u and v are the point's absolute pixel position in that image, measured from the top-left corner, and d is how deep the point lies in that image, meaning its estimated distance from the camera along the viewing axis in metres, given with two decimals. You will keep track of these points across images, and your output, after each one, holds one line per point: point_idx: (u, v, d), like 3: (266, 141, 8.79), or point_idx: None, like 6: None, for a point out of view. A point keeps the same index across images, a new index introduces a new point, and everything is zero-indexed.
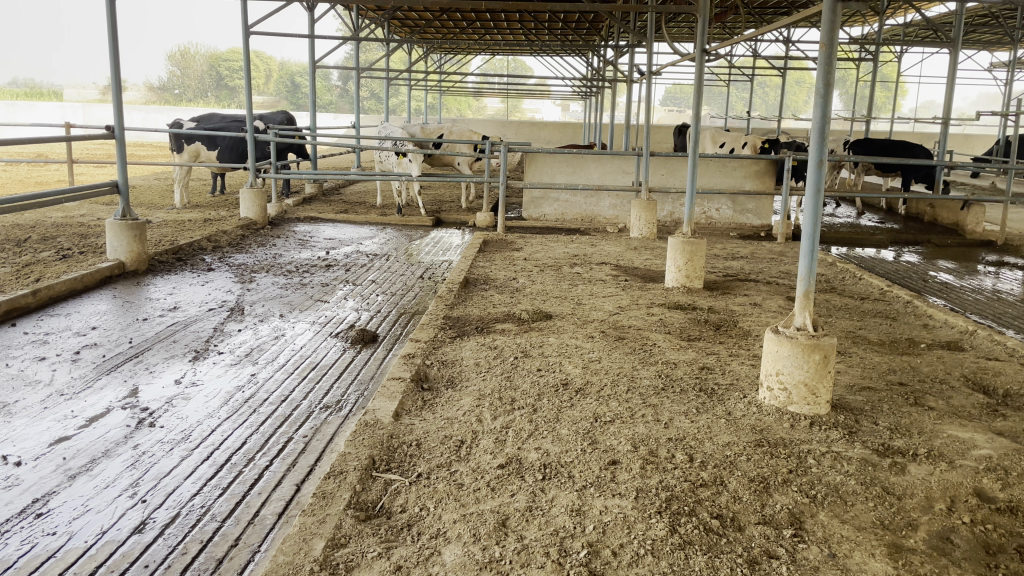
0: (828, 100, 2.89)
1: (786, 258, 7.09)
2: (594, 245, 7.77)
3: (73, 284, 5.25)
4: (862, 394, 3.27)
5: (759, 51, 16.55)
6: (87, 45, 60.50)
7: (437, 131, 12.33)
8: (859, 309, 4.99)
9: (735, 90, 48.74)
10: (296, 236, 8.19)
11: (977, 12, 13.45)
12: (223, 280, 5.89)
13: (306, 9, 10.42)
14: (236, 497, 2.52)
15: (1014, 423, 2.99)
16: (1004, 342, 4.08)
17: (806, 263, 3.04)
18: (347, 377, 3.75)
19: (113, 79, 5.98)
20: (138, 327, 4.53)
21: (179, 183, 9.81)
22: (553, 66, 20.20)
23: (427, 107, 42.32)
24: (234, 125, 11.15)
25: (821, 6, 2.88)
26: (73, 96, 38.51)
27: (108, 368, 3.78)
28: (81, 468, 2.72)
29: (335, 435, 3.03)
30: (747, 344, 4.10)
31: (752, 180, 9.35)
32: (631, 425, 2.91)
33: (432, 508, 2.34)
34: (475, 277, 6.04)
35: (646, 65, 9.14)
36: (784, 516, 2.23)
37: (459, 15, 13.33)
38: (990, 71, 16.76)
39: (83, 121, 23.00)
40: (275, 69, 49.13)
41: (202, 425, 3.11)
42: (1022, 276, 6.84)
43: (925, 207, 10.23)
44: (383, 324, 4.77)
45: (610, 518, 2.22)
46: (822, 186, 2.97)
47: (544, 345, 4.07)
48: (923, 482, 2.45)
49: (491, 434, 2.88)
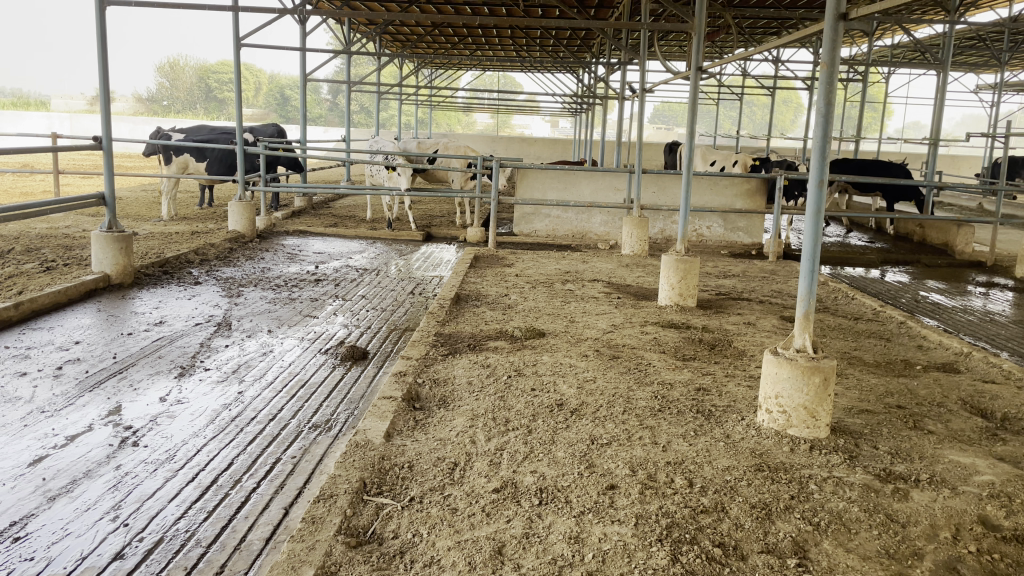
0: (830, 119, 2.88)
1: (778, 277, 7.09)
2: (586, 261, 7.74)
3: (56, 297, 5.14)
4: (860, 417, 3.23)
5: (749, 71, 16.63)
6: (75, 54, 60.43)
7: (429, 147, 12.29)
8: (853, 329, 4.97)
9: (723, 109, 49.34)
10: (285, 250, 8.09)
11: (965, 34, 13.56)
12: (211, 295, 5.80)
13: (296, 20, 10.30)
14: (222, 521, 2.43)
15: (1014, 448, 2.95)
16: (999, 364, 4.06)
17: (806, 283, 3.00)
18: (336, 396, 3.66)
19: (101, 88, 5.84)
20: (123, 342, 4.42)
21: (166, 195, 9.73)
22: (543, 83, 20.28)
23: (418, 122, 42.65)
24: (223, 138, 11.06)
25: (823, 25, 2.86)
26: (61, 107, 38.30)
27: (91, 385, 3.67)
28: (61, 490, 2.62)
29: (325, 456, 2.95)
30: (742, 364, 4.06)
31: (743, 199, 9.37)
32: (628, 448, 2.85)
33: (425, 534, 2.27)
34: (466, 293, 5.98)
35: (638, 83, 9.11)
36: (788, 545, 2.17)
37: (451, 29, 13.32)
38: (977, 93, 16.94)
39: (70, 132, 22.96)
40: (264, 82, 49.14)
41: (187, 445, 3.02)
42: (1012, 297, 6.87)
43: (914, 227, 10.29)
44: (374, 341, 4.69)
45: (609, 546, 2.16)
46: (822, 208, 2.95)
47: (537, 363, 4.02)
48: (926, 509, 2.40)
49: (485, 457, 2.81)
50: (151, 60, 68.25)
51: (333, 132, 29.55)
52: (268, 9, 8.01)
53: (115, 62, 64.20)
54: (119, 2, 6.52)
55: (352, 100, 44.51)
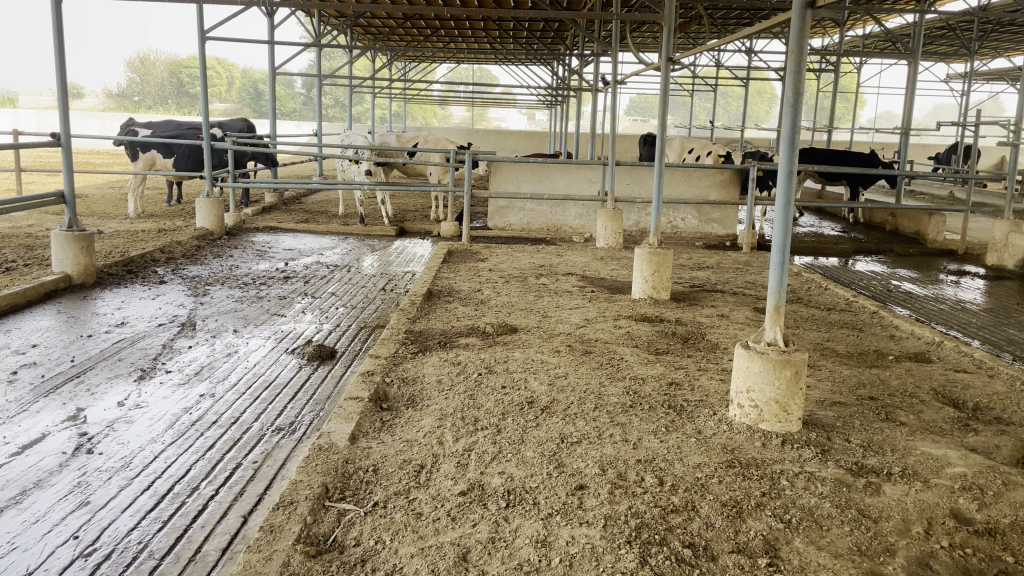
0: (799, 109, 2.84)
1: (752, 268, 7.07)
2: (560, 255, 7.67)
3: (13, 299, 4.97)
4: (832, 409, 3.20)
5: (723, 62, 16.60)
6: (39, 48, 59.26)
7: (405, 141, 12.16)
8: (827, 320, 4.95)
9: (698, 102, 49.69)
10: (254, 247, 7.93)
11: (935, 24, 13.62)
12: (176, 294, 5.65)
13: (264, 13, 10.11)
14: (177, 531, 2.34)
15: (986, 438, 2.95)
16: (971, 353, 4.06)
17: (776, 276, 2.97)
18: (302, 397, 3.56)
19: (59, 82, 5.59)
20: (82, 344, 4.28)
21: (133, 192, 9.53)
22: (519, 75, 20.17)
23: (394, 116, 42.36)
24: (190, 133, 10.85)
25: (790, 13, 2.82)
26: (28, 103, 37.64)
27: (46, 390, 3.53)
28: (8, 502, 2.50)
29: (288, 461, 2.86)
30: (714, 357, 4.04)
31: (717, 190, 9.37)
32: (598, 446, 2.80)
33: (388, 541, 2.19)
34: (439, 289, 5.88)
35: (611, 74, 8.96)
36: (759, 544, 2.13)
37: (423, 21, 13.17)
38: (947, 82, 17.10)
39: (36, 128, 22.46)
40: (237, 77, 48.47)
41: (144, 451, 2.91)
42: (983, 284, 6.93)
43: (887, 216, 10.39)
44: (343, 339, 4.60)
45: (576, 549, 2.10)
46: (792, 197, 2.91)
47: (509, 360, 3.95)
48: (898, 504, 2.37)
49: (453, 458, 2.74)
50: (120, 56, 66.98)
51: (306, 127, 29.20)
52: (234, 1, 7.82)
53: (82, 60, 63.17)
54: None
55: (325, 94, 44.15)
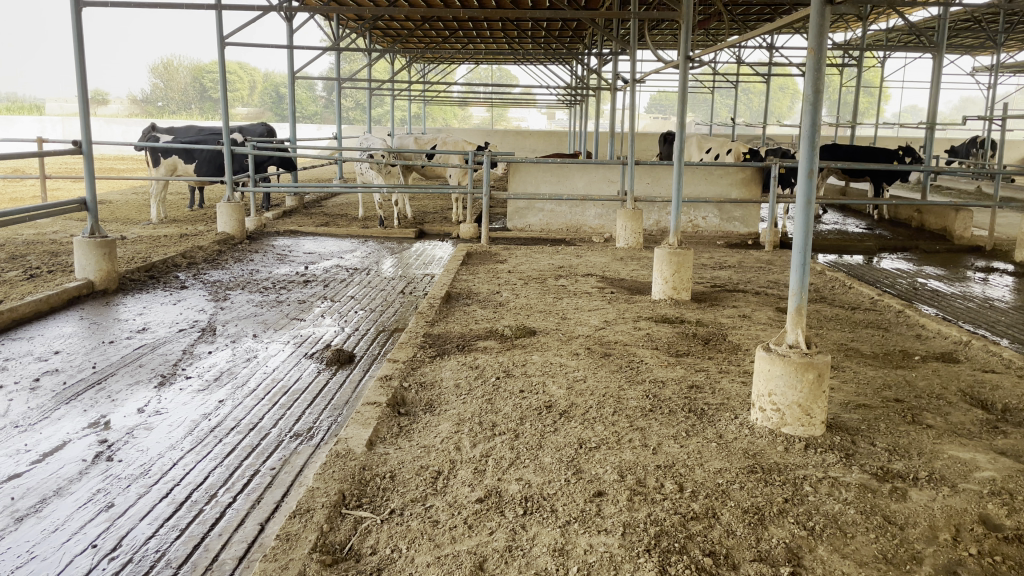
0: (818, 106, 2.78)
1: (773, 266, 6.99)
2: (579, 255, 7.63)
3: (37, 306, 5.04)
4: (857, 412, 3.14)
5: (743, 58, 16.47)
6: (62, 56, 60.35)
7: (424, 145, 12.20)
8: (850, 319, 4.87)
9: (719, 99, 49.37)
10: (274, 251, 7.98)
11: (960, 16, 13.36)
12: (197, 299, 5.70)
13: (282, 18, 10.17)
14: (194, 539, 2.34)
15: (1016, 441, 2.86)
16: (1000, 352, 3.96)
17: (797, 277, 2.92)
18: (320, 403, 3.56)
19: (79, 91, 5.64)
20: (103, 351, 4.32)
21: (156, 198, 9.66)
22: (538, 75, 20.15)
23: (414, 117, 42.58)
24: (211, 139, 10.97)
25: (809, 10, 2.76)
26: (56, 111, 38.49)
27: (68, 397, 3.57)
28: (29, 510, 2.53)
29: (306, 467, 2.87)
30: (736, 359, 3.97)
31: (738, 188, 9.25)
32: (617, 451, 2.76)
33: (404, 549, 2.17)
34: (457, 291, 5.87)
35: (631, 72, 8.91)
36: (781, 552, 2.08)
37: (441, 23, 13.20)
38: (974, 75, 16.77)
39: (61, 136, 22.81)
40: (259, 82, 49.02)
41: (163, 458, 2.93)
42: (1012, 281, 6.77)
43: (913, 212, 10.20)
44: (361, 343, 4.60)
45: (595, 558, 2.07)
46: (812, 197, 2.84)
47: (527, 363, 3.92)
48: (925, 510, 2.31)
49: (470, 464, 2.72)
50: (144, 62, 68.12)
51: (326, 130, 29.40)
52: (252, 7, 7.87)
53: (108, 69, 64.44)
54: (94, 1, 6.33)
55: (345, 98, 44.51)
